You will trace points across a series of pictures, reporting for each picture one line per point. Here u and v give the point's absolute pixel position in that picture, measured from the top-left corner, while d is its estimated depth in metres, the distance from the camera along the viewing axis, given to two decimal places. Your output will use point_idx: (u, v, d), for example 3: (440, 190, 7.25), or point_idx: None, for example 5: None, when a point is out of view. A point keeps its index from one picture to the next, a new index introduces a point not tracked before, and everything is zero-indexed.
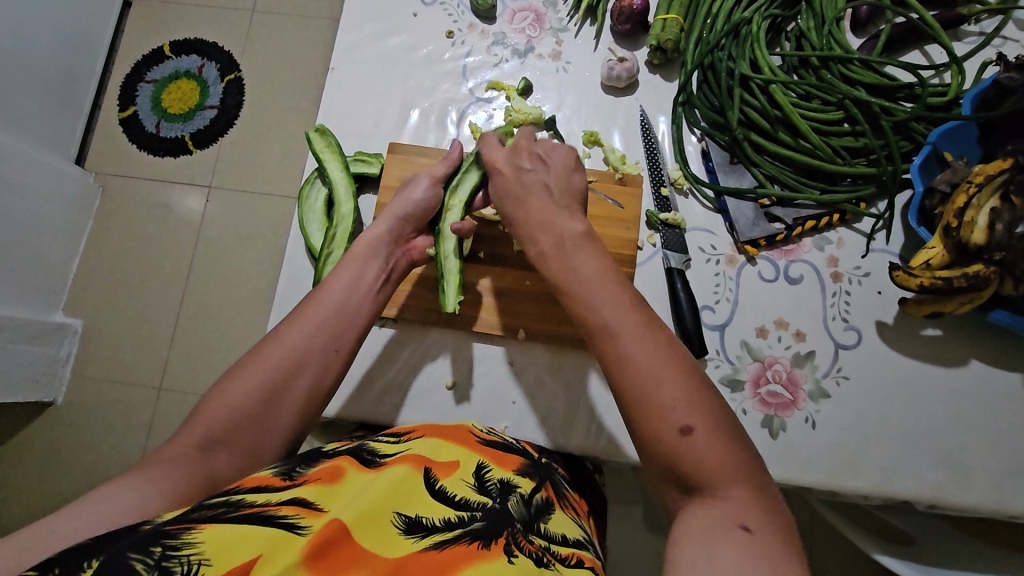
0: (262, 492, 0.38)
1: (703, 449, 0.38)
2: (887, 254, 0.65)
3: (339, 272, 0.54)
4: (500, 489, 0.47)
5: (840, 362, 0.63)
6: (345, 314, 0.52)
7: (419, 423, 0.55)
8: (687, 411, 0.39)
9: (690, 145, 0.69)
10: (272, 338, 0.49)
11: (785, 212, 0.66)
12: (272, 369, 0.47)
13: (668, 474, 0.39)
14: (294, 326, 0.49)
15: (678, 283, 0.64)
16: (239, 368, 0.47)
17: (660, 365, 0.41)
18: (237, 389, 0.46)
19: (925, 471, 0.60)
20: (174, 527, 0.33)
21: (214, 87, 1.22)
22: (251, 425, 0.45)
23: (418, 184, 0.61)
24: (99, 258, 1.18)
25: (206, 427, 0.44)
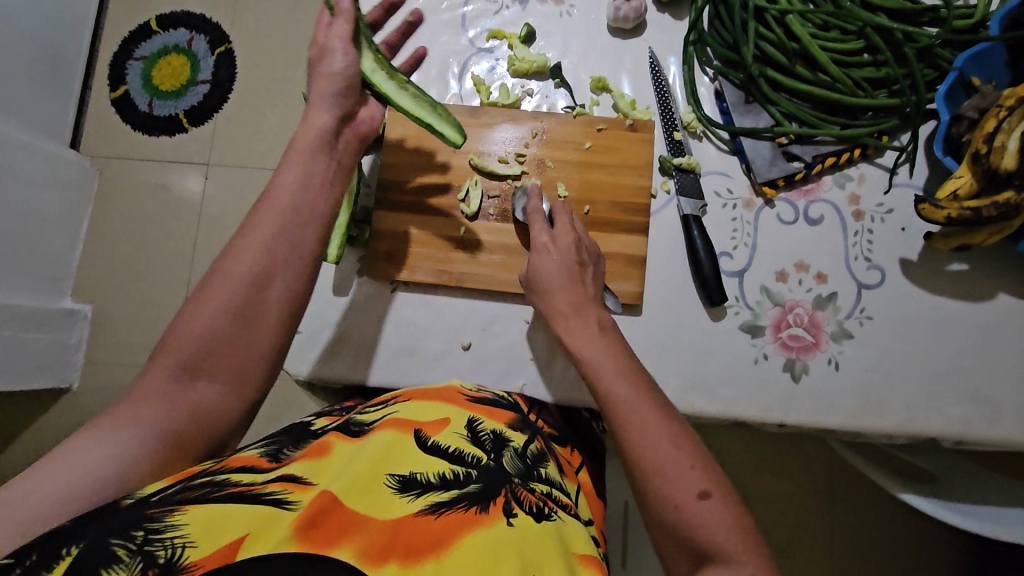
0: (248, 473, 0.39)
1: (719, 514, 0.41)
2: (912, 189, 0.63)
3: (288, 166, 0.48)
4: (493, 441, 0.48)
5: (863, 302, 0.62)
6: (305, 214, 0.47)
7: (406, 389, 0.55)
8: (704, 478, 0.43)
9: (703, 86, 0.67)
10: (231, 249, 0.45)
11: (803, 150, 0.63)
12: (236, 284, 0.44)
13: (685, 545, 0.41)
14: (251, 233, 0.45)
15: (694, 230, 0.62)
16: (204, 287, 0.45)
17: (671, 437, 0.45)
18: (202, 311, 0.43)
19: (951, 407, 0.59)
20: (156, 508, 0.34)
21: (205, 61, 1.18)
22: (228, 345, 0.43)
23: (333, 52, 0.51)
24: (103, 242, 1.18)
25: (179, 352, 0.43)
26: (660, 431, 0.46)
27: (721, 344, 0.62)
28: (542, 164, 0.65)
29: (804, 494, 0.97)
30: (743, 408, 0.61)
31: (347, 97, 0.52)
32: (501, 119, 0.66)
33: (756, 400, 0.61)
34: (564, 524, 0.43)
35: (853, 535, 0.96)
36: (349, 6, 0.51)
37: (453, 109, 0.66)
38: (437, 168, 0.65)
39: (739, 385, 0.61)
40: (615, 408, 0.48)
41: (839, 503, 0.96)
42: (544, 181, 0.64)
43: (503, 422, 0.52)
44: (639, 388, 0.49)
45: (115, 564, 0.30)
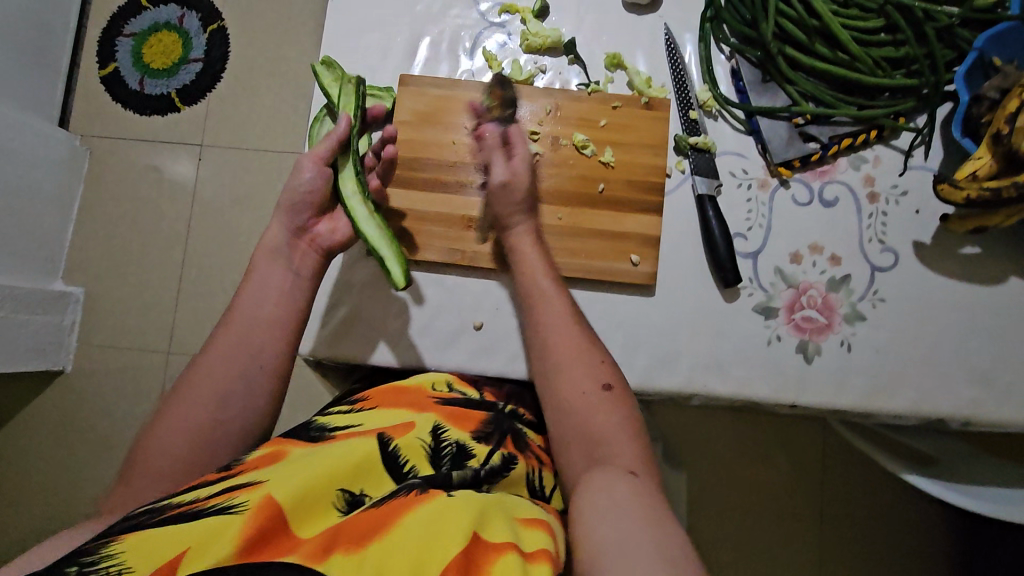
0: (196, 489, 0.38)
1: (614, 403, 0.50)
2: (926, 171, 0.63)
3: (247, 282, 0.55)
4: (453, 452, 0.47)
5: (876, 284, 0.62)
6: (264, 322, 0.53)
7: (373, 392, 0.55)
8: (604, 375, 0.52)
9: (719, 64, 0.65)
10: (193, 376, 0.50)
11: (820, 130, 0.62)
12: (201, 403, 0.49)
13: (582, 430, 0.49)
14: (220, 349, 0.51)
15: (710, 209, 0.62)
16: (171, 406, 0.49)
17: (585, 341, 0.54)
18: (163, 433, 0.47)
19: (961, 389, 0.59)
20: (94, 546, 0.34)
21: (198, 37, 1.15)
22: (189, 457, 0.47)
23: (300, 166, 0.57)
24: (94, 224, 1.15)
25: (135, 476, 0.45)
26: (572, 339, 0.53)
27: (735, 325, 0.62)
28: (557, 143, 0.63)
29: (799, 480, 0.98)
30: (756, 390, 0.60)
31: (301, 212, 0.57)
32: (513, 96, 0.65)
33: (769, 382, 0.60)
34: (514, 502, 0.43)
35: (848, 518, 0.97)
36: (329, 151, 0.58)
37: (463, 87, 0.65)
38: (447, 145, 0.64)
39: (753, 366, 0.61)
40: (537, 298, 0.56)
41: (836, 485, 0.97)
42: (555, 161, 0.63)
43: (470, 431, 0.51)
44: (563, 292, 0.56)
45: None
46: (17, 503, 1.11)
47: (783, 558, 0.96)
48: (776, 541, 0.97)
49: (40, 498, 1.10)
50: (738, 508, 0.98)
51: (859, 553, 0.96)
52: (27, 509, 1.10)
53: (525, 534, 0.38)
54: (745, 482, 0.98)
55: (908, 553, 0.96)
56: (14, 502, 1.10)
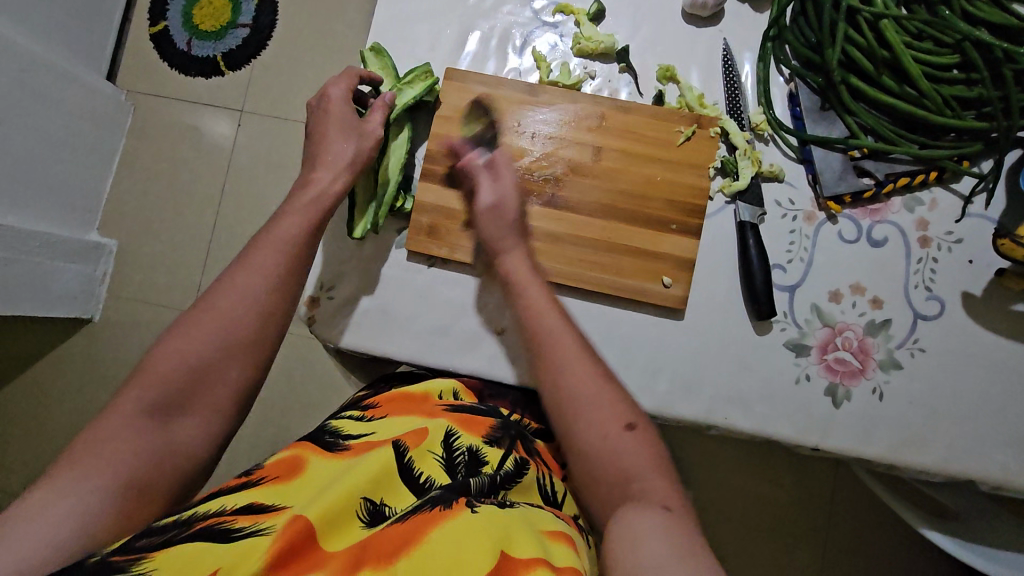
0: (218, 500, 0.38)
1: (640, 443, 0.47)
2: (985, 220, 0.59)
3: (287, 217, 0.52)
4: (466, 460, 0.48)
5: (918, 333, 0.59)
6: (297, 255, 0.50)
7: (383, 396, 0.55)
8: (626, 413, 0.48)
9: (776, 86, 0.63)
10: (220, 287, 0.47)
11: (876, 166, 0.60)
12: (230, 320, 0.45)
13: (610, 471, 0.46)
14: (247, 271, 0.48)
15: (750, 238, 0.60)
16: (184, 325, 0.45)
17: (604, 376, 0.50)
18: (186, 346, 0.44)
19: (994, 451, 0.57)
20: (121, 558, 0.33)
21: (247, 3, 1.15)
22: (204, 384, 0.44)
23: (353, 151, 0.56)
24: (131, 180, 1.17)
25: (151, 389, 0.42)
26: (595, 385, 0.49)
27: (763, 360, 0.60)
28: (598, 153, 0.62)
29: (812, 515, 0.96)
30: (778, 427, 0.59)
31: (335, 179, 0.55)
32: (558, 100, 0.63)
33: (791, 420, 0.59)
34: (532, 513, 0.43)
35: (856, 560, 0.94)
36: (385, 101, 0.59)
37: (508, 86, 0.63)
38: (488, 144, 0.63)
39: (777, 403, 0.59)
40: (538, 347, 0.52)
41: (845, 525, 0.95)
42: (594, 172, 0.62)
43: (480, 436, 0.51)
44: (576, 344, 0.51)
45: None
46: (35, 443, 1.14)
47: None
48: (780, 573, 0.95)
49: (58, 441, 1.14)
50: (740, 536, 0.96)
51: None
52: (45, 450, 1.14)
53: (551, 546, 0.39)
54: (754, 510, 0.96)
55: None
56: (33, 443, 1.14)
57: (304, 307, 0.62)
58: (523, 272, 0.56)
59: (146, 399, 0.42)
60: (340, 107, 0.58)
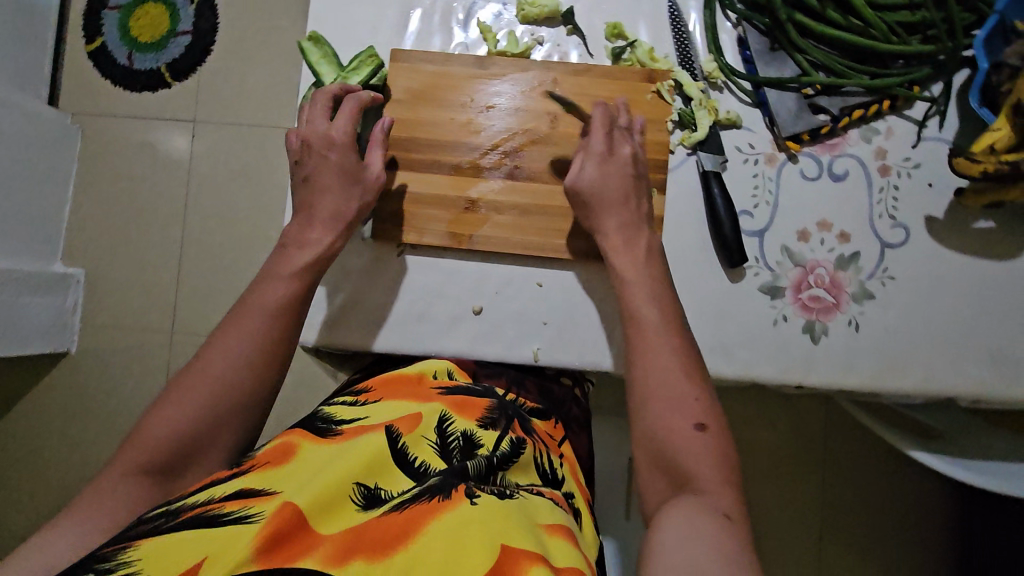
0: (209, 490, 0.39)
1: (709, 447, 0.46)
2: (941, 142, 0.60)
3: (270, 280, 0.54)
4: (462, 445, 0.47)
5: (886, 261, 0.60)
6: (289, 316, 0.53)
7: (375, 380, 0.56)
8: (704, 414, 0.48)
9: (725, 32, 0.62)
10: (210, 349, 0.49)
11: (830, 102, 0.60)
12: (219, 381, 0.47)
13: (669, 467, 0.46)
14: (243, 335, 0.50)
15: (714, 187, 0.60)
16: (184, 387, 0.47)
17: (687, 371, 0.50)
18: (177, 408, 0.46)
19: (970, 366, 0.58)
20: (109, 547, 0.34)
21: (185, 9, 1.11)
22: (205, 445, 0.46)
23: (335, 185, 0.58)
24: (90, 205, 1.14)
25: (143, 450, 0.44)
26: (683, 376, 0.49)
27: (740, 305, 0.60)
28: (554, 120, 0.61)
29: (810, 453, 0.98)
30: (760, 370, 0.60)
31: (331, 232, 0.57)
32: (510, 69, 0.62)
33: (774, 362, 0.60)
34: (532, 502, 0.43)
35: (853, 490, 0.97)
36: (382, 137, 0.59)
37: (457, 61, 0.62)
38: (445, 123, 0.62)
39: (758, 347, 0.60)
40: (632, 320, 0.54)
41: (839, 457, 0.98)
42: (554, 139, 0.61)
43: (475, 418, 0.51)
44: (669, 324, 0.53)
45: None
46: (30, 482, 1.12)
47: (791, 533, 0.97)
48: (784, 515, 0.97)
49: (52, 476, 1.12)
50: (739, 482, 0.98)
51: (861, 526, 0.97)
52: (40, 487, 1.12)
53: (551, 547, 0.38)
54: (753, 457, 0.98)
55: (910, 521, 0.97)
56: (27, 482, 1.12)
57: None
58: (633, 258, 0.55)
59: (150, 460, 0.44)
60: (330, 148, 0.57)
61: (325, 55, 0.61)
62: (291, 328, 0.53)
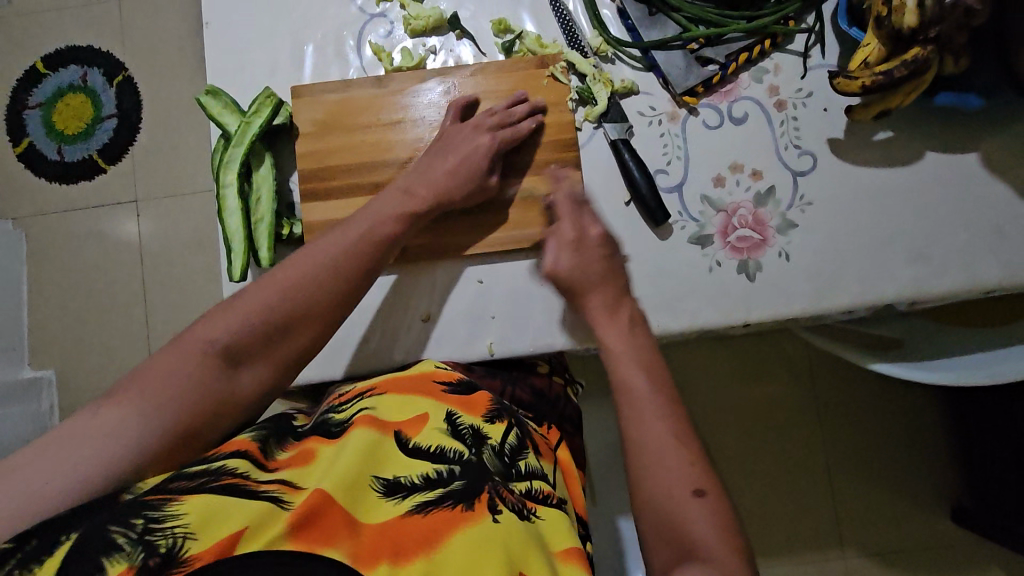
0: (244, 460, 0.41)
1: (710, 512, 0.44)
2: (827, 69, 0.63)
3: (369, 209, 0.54)
4: (473, 435, 0.49)
5: (801, 189, 0.62)
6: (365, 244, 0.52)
7: (379, 379, 0.56)
8: (701, 478, 0.46)
9: (605, 7, 0.65)
10: (309, 252, 0.50)
11: (715, 52, 0.63)
12: (316, 286, 0.49)
13: (669, 537, 0.44)
14: (319, 251, 0.50)
15: (625, 153, 0.62)
16: (264, 284, 0.48)
17: (679, 436, 0.48)
18: (270, 300, 0.47)
19: (900, 270, 0.61)
20: (154, 496, 0.36)
21: (106, 93, 1.12)
22: (272, 342, 0.47)
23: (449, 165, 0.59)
24: (48, 304, 1.13)
25: (231, 327, 0.45)
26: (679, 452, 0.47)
27: (674, 260, 0.62)
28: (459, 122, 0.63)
29: (797, 385, 1.00)
30: (708, 317, 0.61)
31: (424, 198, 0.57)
32: (410, 82, 0.64)
33: (717, 306, 0.61)
34: (547, 518, 0.46)
35: (835, 415, 1.00)
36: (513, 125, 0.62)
37: (357, 85, 0.64)
38: (357, 145, 0.63)
39: (699, 296, 0.62)
40: (623, 394, 0.51)
41: (827, 385, 1.00)
42: None
43: (482, 414, 0.52)
44: (667, 397, 0.50)
45: (117, 550, 0.33)
46: None
47: (790, 467, 1.00)
48: (778, 452, 1.00)
49: None
50: (737, 433, 1.00)
51: (864, 449, 1.00)
52: None
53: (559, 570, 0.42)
54: (742, 402, 1.00)
55: (897, 435, 1.00)
56: None
57: None
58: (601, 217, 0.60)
59: (218, 344, 0.45)
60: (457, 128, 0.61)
61: (225, 104, 0.63)
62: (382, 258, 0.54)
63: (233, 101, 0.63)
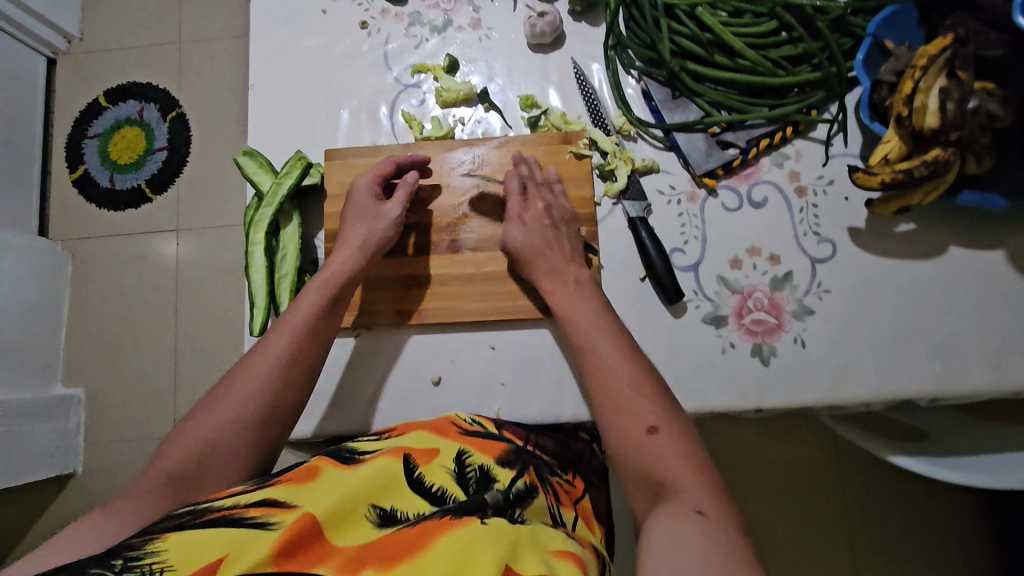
0: (232, 496, 0.40)
1: (669, 445, 0.47)
2: (850, 157, 0.63)
3: (311, 290, 0.57)
4: (478, 476, 0.48)
5: (820, 277, 0.62)
6: (316, 323, 0.55)
7: (403, 423, 0.56)
8: (654, 416, 0.49)
9: (629, 87, 0.67)
10: (255, 351, 0.53)
11: (737, 136, 0.64)
12: (255, 385, 0.50)
13: (645, 475, 0.46)
14: (272, 339, 0.53)
15: (643, 232, 0.62)
16: (213, 400, 0.50)
17: (630, 378, 0.52)
18: (211, 420, 0.48)
19: (922, 365, 0.59)
20: (137, 539, 0.35)
21: (158, 128, 1.19)
22: (222, 453, 0.47)
23: (361, 229, 0.61)
24: (84, 323, 1.17)
25: (177, 456, 0.46)
26: (629, 381, 0.51)
27: (686, 340, 0.62)
28: (482, 192, 0.65)
29: (834, 458, 0.95)
30: (718, 400, 0.61)
31: (362, 257, 0.60)
32: (436, 151, 0.66)
33: (728, 389, 0.61)
34: (542, 532, 0.42)
35: (863, 502, 0.94)
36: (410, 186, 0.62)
37: (387, 151, 0.67)
38: None
39: (710, 377, 0.61)
40: (580, 346, 0.55)
41: (855, 460, 0.95)
42: (486, 210, 0.64)
43: (494, 455, 0.51)
44: (624, 361, 0.54)
45: None
46: None
47: (829, 542, 0.94)
48: (810, 526, 0.94)
49: None
50: (766, 503, 0.95)
51: (899, 534, 0.93)
52: None
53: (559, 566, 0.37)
54: (773, 469, 0.96)
55: (931, 523, 0.93)
56: None
57: None
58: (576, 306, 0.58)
59: (167, 471, 0.45)
60: (362, 197, 0.62)
61: (260, 165, 0.66)
62: (325, 335, 0.56)
63: (269, 162, 0.67)
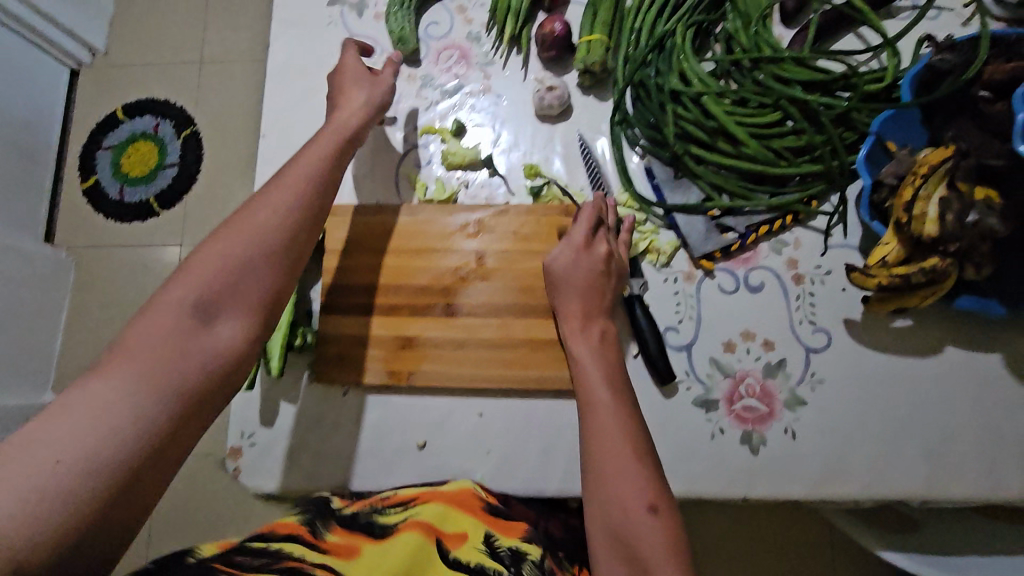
0: (296, 545, 0.44)
1: (661, 528, 0.46)
2: (847, 249, 0.63)
3: (311, 151, 0.55)
4: (510, 556, 0.50)
5: (813, 366, 0.62)
6: (320, 179, 0.53)
7: (420, 489, 0.58)
8: (654, 494, 0.48)
9: (633, 164, 0.68)
10: (259, 198, 0.50)
11: (736, 221, 0.64)
12: (263, 227, 0.48)
13: (624, 549, 0.46)
14: (277, 188, 0.51)
15: (638, 309, 0.62)
16: (216, 239, 0.47)
17: (634, 449, 0.50)
18: (218, 256, 0.46)
19: (913, 466, 0.58)
20: (223, 564, 0.38)
21: (172, 144, 1.20)
22: (238, 286, 0.45)
23: (359, 91, 0.62)
24: (80, 333, 1.17)
25: (188, 289, 0.43)
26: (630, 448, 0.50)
27: (677, 422, 0.62)
28: (481, 257, 0.65)
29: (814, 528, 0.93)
30: (705, 486, 0.60)
31: (367, 109, 0.61)
32: (438, 213, 0.67)
33: (716, 475, 0.60)
34: None
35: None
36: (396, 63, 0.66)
37: (390, 210, 0.67)
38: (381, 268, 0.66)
39: (698, 462, 0.60)
40: (583, 403, 0.54)
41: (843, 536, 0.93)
42: (484, 275, 0.65)
43: (517, 537, 0.53)
44: (624, 410, 0.52)
45: None
46: None
47: None
48: None
49: None
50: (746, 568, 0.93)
51: None
52: None
53: None
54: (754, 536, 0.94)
55: None
56: None
57: (229, 461, 0.64)
58: (595, 367, 0.56)
59: (182, 303, 0.43)
60: (351, 64, 0.64)
61: None
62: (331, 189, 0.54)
63: None
